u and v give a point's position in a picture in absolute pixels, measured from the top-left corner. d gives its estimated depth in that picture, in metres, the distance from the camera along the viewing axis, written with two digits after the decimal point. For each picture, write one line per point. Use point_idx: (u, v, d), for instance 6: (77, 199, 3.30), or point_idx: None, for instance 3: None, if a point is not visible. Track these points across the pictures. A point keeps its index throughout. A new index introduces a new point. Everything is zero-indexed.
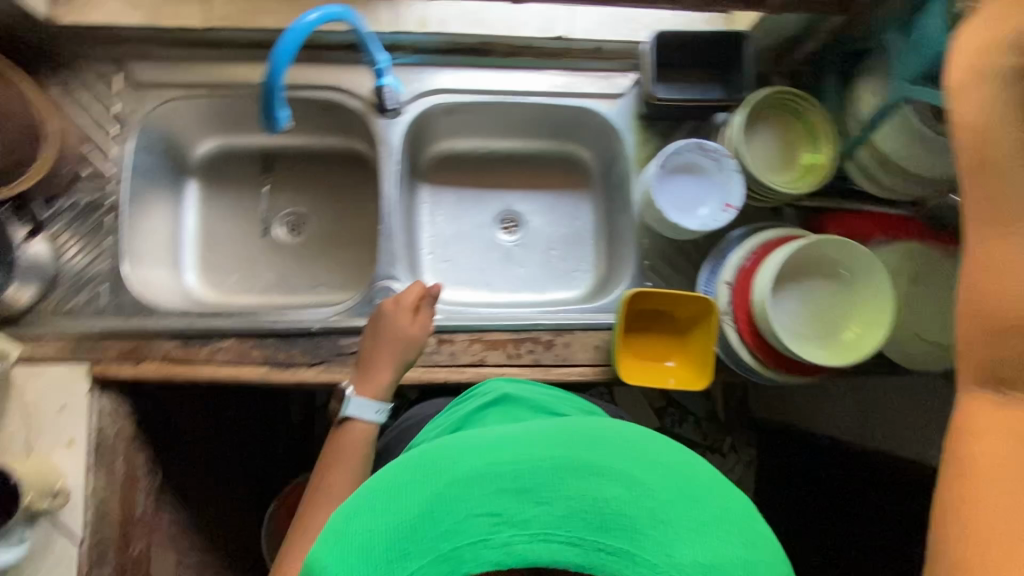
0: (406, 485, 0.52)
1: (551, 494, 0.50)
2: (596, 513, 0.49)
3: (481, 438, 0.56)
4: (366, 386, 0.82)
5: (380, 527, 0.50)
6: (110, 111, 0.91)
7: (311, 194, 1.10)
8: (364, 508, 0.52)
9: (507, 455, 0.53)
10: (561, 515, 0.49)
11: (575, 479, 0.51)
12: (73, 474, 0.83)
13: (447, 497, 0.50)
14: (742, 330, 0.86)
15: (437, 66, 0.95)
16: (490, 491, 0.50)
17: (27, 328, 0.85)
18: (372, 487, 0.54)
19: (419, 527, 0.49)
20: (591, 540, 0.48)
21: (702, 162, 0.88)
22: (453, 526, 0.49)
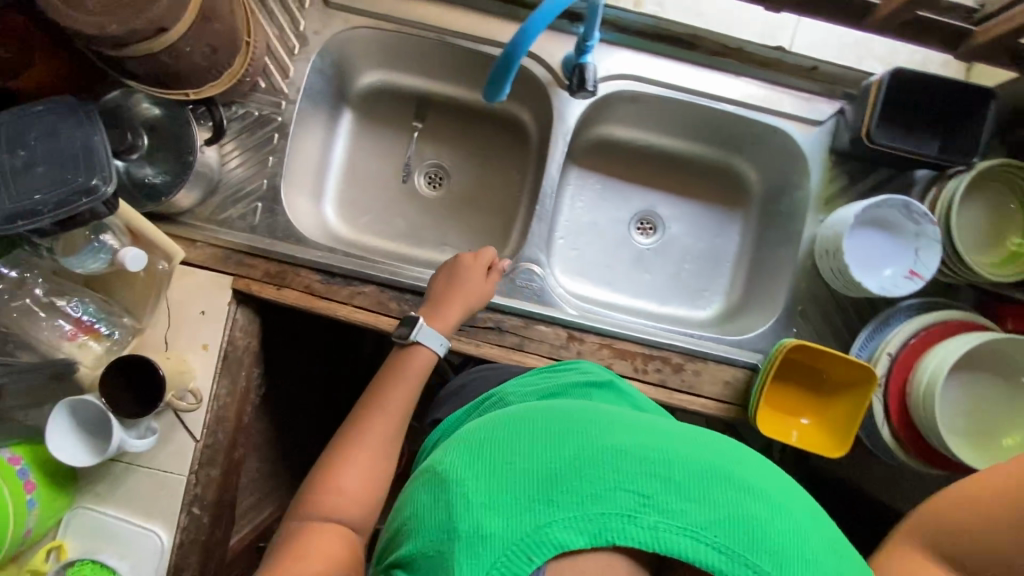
0: (550, 434, 0.51)
1: (700, 494, 0.47)
2: (746, 527, 0.45)
3: (628, 423, 0.54)
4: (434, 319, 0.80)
5: (520, 464, 0.49)
6: (296, 26, 0.88)
7: (457, 150, 1.07)
8: (502, 444, 0.51)
9: (656, 443, 0.51)
10: (707, 517, 0.45)
11: (726, 487, 0.48)
12: (202, 378, 0.86)
13: (593, 457, 0.48)
14: (891, 409, 0.81)
15: (633, 49, 0.89)
16: (639, 470, 0.48)
17: (182, 228, 0.87)
18: (512, 424, 0.53)
19: (563, 477, 0.47)
20: (735, 552, 0.44)
21: (901, 221, 0.81)
22: (594, 486, 0.46)
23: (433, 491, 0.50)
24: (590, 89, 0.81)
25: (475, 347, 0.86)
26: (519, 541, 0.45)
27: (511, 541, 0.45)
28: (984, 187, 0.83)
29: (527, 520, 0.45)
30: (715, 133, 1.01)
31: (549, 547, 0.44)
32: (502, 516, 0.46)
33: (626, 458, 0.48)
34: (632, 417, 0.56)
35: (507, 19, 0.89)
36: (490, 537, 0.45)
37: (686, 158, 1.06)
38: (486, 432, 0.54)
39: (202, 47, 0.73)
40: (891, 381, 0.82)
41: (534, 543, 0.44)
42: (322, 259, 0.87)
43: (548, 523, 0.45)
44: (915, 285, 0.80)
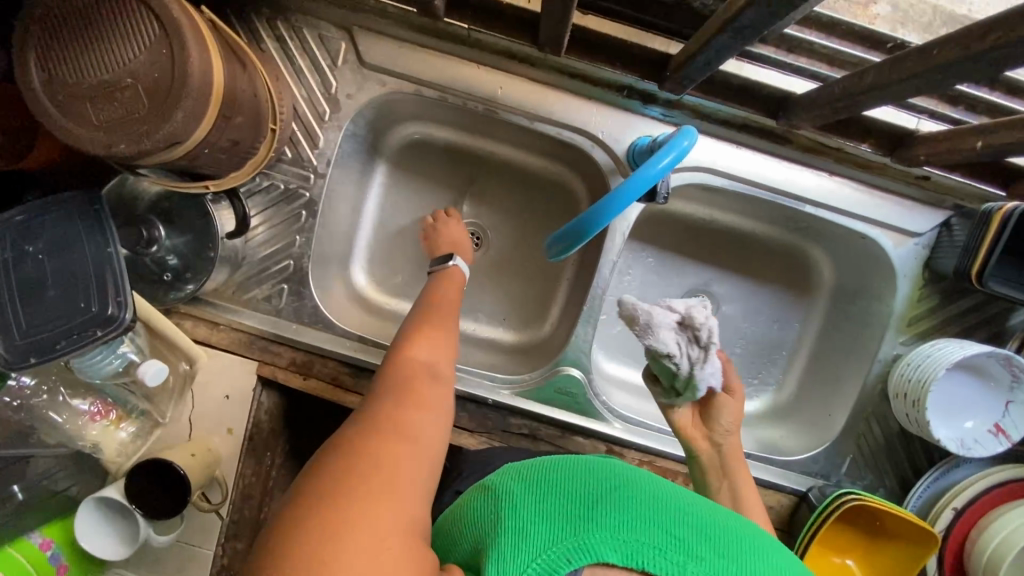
0: (595, 460, 0.45)
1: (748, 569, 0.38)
2: None
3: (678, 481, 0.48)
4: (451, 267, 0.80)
5: (569, 475, 0.43)
6: (328, 90, 0.78)
7: (499, 211, 0.98)
8: (546, 460, 0.46)
9: (704, 505, 0.44)
10: None
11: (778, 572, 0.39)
12: (227, 461, 0.84)
13: (637, 491, 0.41)
14: (945, 564, 0.75)
15: (713, 138, 0.77)
16: (683, 522, 0.40)
17: (205, 308, 0.81)
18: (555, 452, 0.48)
19: (606, 493, 0.41)
20: None
21: (996, 370, 0.73)
22: (634, 517, 0.39)
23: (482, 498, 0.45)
24: (662, 200, 0.70)
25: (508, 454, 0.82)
26: (553, 541, 0.38)
27: (547, 541, 0.38)
28: None
29: (563, 524, 0.39)
30: (791, 220, 0.89)
31: (582, 555, 0.37)
32: (539, 518, 0.40)
33: (671, 503, 0.42)
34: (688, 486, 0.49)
35: (571, 95, 0.77)
36: (525, 539, 0.38)
37: (752, 238, 0.96)
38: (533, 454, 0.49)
39: (222, 144, 0.64)
40: (951, 536, 0.75)
41: (568, 547, 0.37)
42: (351, 351, 0.82)
43: (582, 533, 0.38)
44: (1000, 446, 0.72)
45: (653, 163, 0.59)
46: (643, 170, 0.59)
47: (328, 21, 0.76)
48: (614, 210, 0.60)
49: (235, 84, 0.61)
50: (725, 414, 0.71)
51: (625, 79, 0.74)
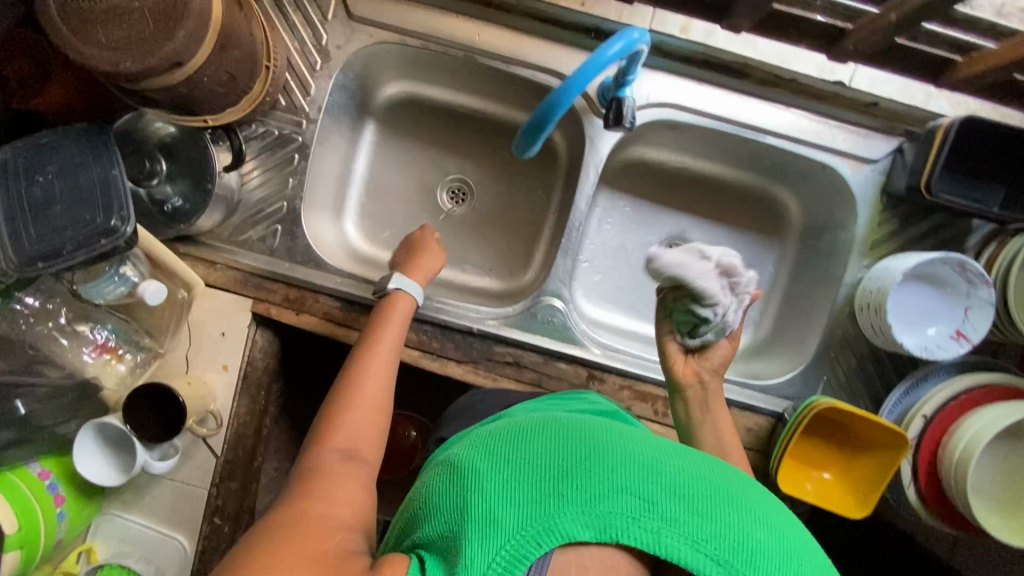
0: (566, 434, 0.50)
1: (705, 508, 0.46)
2: (746, 548, 0.44)
3: (645, 436, 0.53)
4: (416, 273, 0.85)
5: (534, 457, 0.49)
6: (318, 41, 0.84)
7: (482, 166, 1.03)
8: (520, 439, 0.51)
9: (671, 457, 0.49)
10: (712, 532, 0.44)
11: (730, 508, 0.46)
12: (222, 397, 0.87)
13: (599, 455, 0.48)
14: (919, 472, 0.78)
15: (676, 75, 0.83)
16: (645, 478, 0.46)
17: (202, 248, 0.86)
18: (526, 427, 0.53)
19: (575, 474, 0.47)
20: (737, 567, 0.43)
21: (953, 279, 0.76)
22: (603, 489, 0.46)
23: (448, 480, 0.50)
24: (628, 125, 0.76)
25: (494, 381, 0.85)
26: (527, 531, 0.44)
27: (522, 529, 0.44)
28: None
29: (538, 512, 0.45)
30: (759, 161, 0.93)
31: (556, 539, 0.44)
32: (515, 504, 0.45)
33: (640, 465, 0.47)
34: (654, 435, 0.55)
35: (544, 40, 0.83)
36: (503, 525, 0.44)
37: (724, 185, 1.01)
38: (506, 427, 0.54)
39: (221, 75, 0.70)
40: (922, 443, 0.78)
41: (543, 534, 0.44)
42: (341, 286, 0.86)
43: (556, 516, 0.45)
44: (961, 348, 0.75)
45: (603, 49, 0.63)
46: (596, 56, 0.63)
47: None
48: (569, 97, 0.64)
49: (233, 18, 0.68)
50: (715, 356, 0.77)
51: (594, 22, 0.82)
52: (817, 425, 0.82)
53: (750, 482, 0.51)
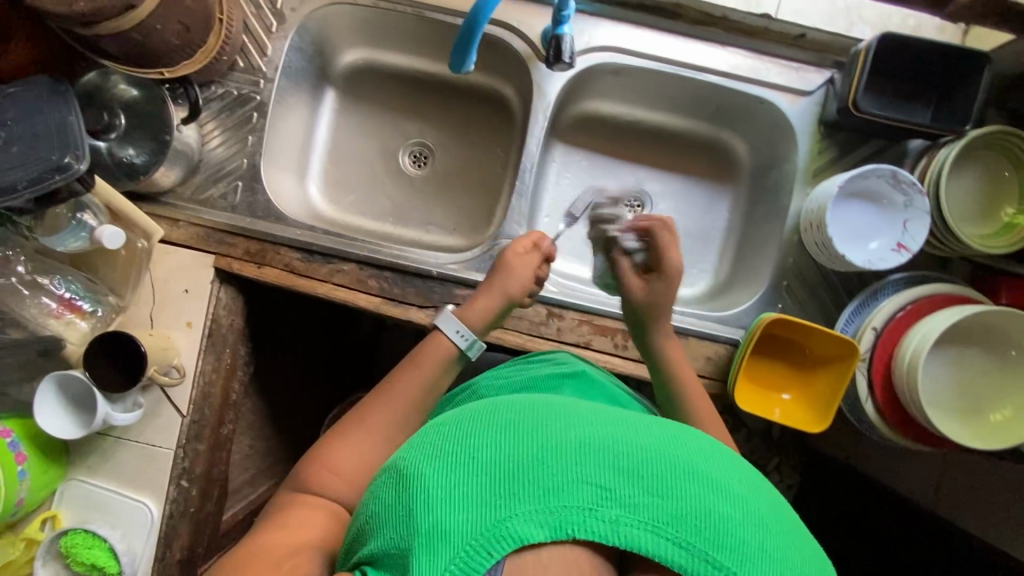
0: (513, 426, 0.47)
1: (663, 488, 0.44)
2: (707, 522, 0.43)
3: (597, 412, 0.51)
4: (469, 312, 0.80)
5: (480, 456, 0.45)
6: (274, 5, 0.89)
7: (441, 128, 1.06)
8: (466, 435, 0.47)
9: (624, 435, 0.47)
10: (669, 513, 0.43)
11: (688, 484, 0.45)
12: (187, 353, 0.87)
13: (552, 448, 0.45)
14: (875, 385, 0.80)
15: (613, 20, 0.88)
16: (600, 466, 0.44)
17: (164, 207, 0.88)
18: (471, 419, 0.49)
19: (526, 471, 0.44)
20: (696, 545, 0.42)
21: (890, 194, 0.79)
22: (557, 486, 0.43)
23: (393, 488, 0.46)
24: (568, 61, 0.79)
25: (456, 324, 0.86)
26: (480, 538, 0.42)
27: (474, 537, 0.42)
28: (978, 154, 0.79)
29: (490, 514, 0.43)
30: (704, 105, 0.97)
31: (511, 542, 0.42)
32: (466, 511, 0.43)
33: (593, 453, 0.45)
34: (607, 410, 0.52)
35: None
36: (455, 534, 0.42)
37: (674, 134, 1.03)
38: (451, 421, 0.50)
39: (174, 26, 0.73)
40: (876, 357, 0.80)
41: (497, 539, 0.42)
42: (301, 237, 0.88)
43: (509, 519, 0.42)
44: (902, 258, 0.78)
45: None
46: None
47: None
48: None
49: None
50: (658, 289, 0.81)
51: None
52: (773, 348, 0.84)
53: (707, 447, 0.49)
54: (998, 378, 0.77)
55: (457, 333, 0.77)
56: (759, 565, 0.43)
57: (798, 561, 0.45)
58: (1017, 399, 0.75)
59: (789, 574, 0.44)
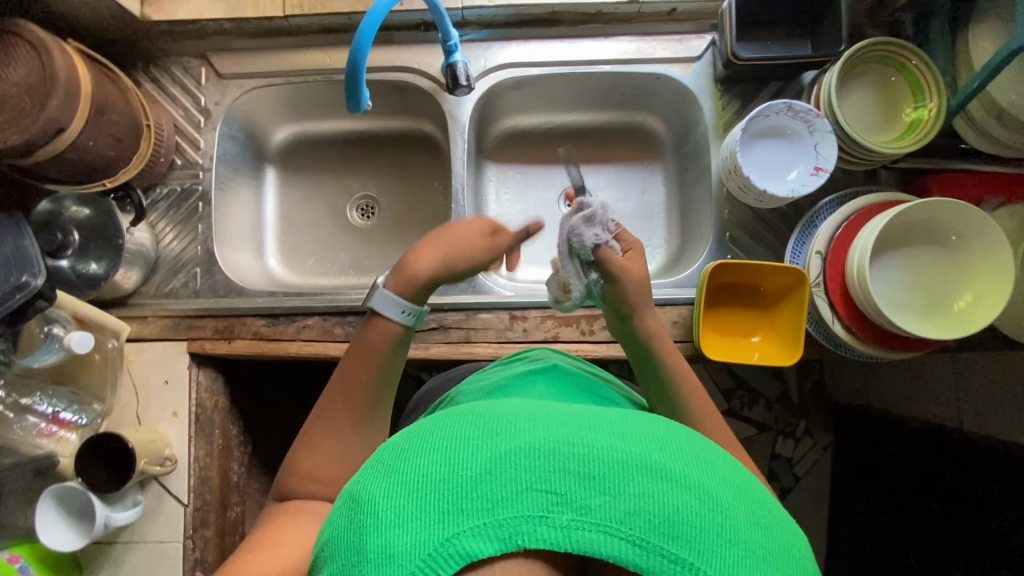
0: (463, 437, 0.43)
1: (617, 485, 0.39)
2: (666, 517, 0.39)
3: (556, 410, 0.46)
4: (396, 281, 0.66)
5: (427, 473, 0.41)
6: (199, 104, 0.97)
7: (380, 178, 1.11)
8: (414, 450, 0.43)
9: (580, 429, 0.43)
10: (625, 512, 0.39)
11: (646, 477, 0.40)
12: (178, 442, 0.89)
13: (500, 457, 0.41)
14: (836, 305, 0.80)
15: (503, 40, 0.95)
16: (549, 468, 0.40)
17: (131, 309, 0.92)
18: (422, 430, 0.45)
19: (471, 483, 0.40)
20: (653, 544, 0.38)
21: (792, 124, 0.83)
22: (504, 497, 0.39)
23: (346, 512, 0.43)
24: (466, 84, 0.90)
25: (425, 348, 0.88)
26: (424, 558, 0.38)
27: (418, 559, 0.38)
28: (855, 76, 0.85)
29: (433, 532, 0.39)
30: (610, 94, 1.02)
31: (457, 560, 0.38)
32: (408, 532, 0.39)
33: (543, 454, 0.40)
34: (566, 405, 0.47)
35: (385, 46, 0.96)
36: (398, 558, 0.38)
37: (594, 129, 1.08)
38: (402, 436, 0.46)
39: (106, 139, 0.81)
40: (828, 278, 0.81)
41: (441, 557, 0.38)
42: (265, 304, 0.92)
43: (453, 536, 0.39)
44: (820, 178, 0.81)
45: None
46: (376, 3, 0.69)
47: (188, 56, 0.97)
48: (368, 32, 0.67)
49: (103, 88, 0.79)
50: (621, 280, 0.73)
51: (418, 17, 0.94)
52: (732, 295, 0.87)
53: (673, 435, 0.44)
54: (954, 268, 0.78)
55: (396, 312, 0.65)
56: (726, 560, 0.38)
57: (774, 551, 0.40)
58: (977, 284, 0.76)
59: (762, 562, 0.39)
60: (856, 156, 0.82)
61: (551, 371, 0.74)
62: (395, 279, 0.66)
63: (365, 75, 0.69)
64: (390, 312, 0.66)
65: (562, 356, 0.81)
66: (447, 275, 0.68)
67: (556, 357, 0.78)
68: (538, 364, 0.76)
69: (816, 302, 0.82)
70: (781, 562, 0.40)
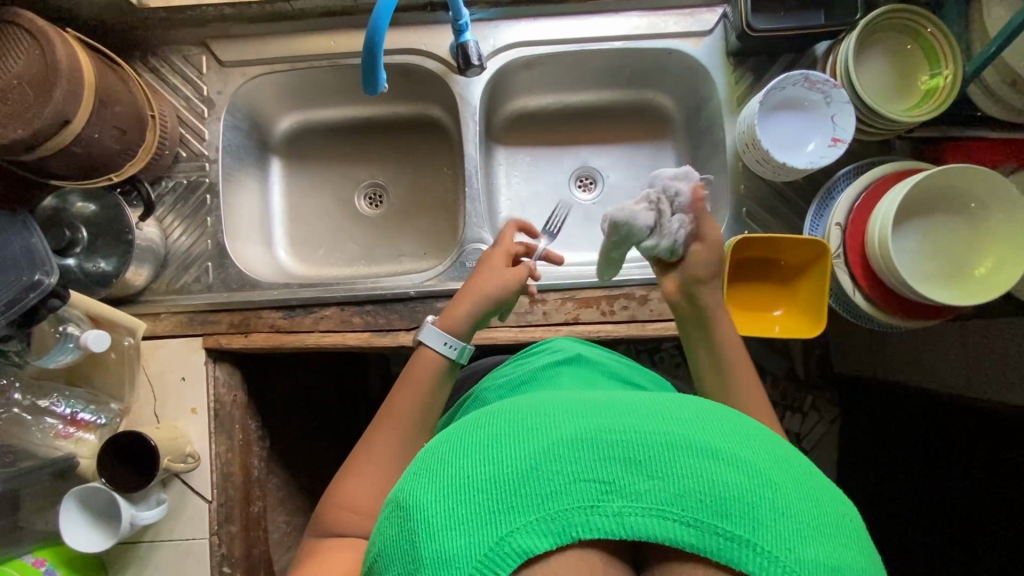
0: (504, 435, 0.43)
1: (663, 468, 0.40)
2: (718, 495, 0.39)
3: (591, 402, 0.46)
4: (448, 318, 0.75)
5: (473, 472, 0.41)
6: (201, 93, 0.94)
7: (387, 165, 1.10)
8: (456, 453, 0.43)
9: (618, 416, 0.43)
10: (676, 494, 0.39)
11: (691, 457, 0.40)
12: (198, 439, 0.87)
13: (544, 451, 0.41)
14: (856, 275, 0.80)
15: (510, 19, 0.94)
16: (595, 456, 0.40)
17: (142, 307, 0.90)
18: (461, 433, 0.45)
19: (518, 478, 0.40)
20: (709, 524, 0.38)
21: (809, 96, 0.83)
22: (553, 489, 0.39)
23: (390, 521, 0.43)
24: (477, 63, 0.90)
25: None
26: (480, 559, 0.38)
27: (473, 560, 0.38)
28: (872, 45, 0.85)
29: (487, 531, 0.39)
30: (619, 71, 1.01)
31: (513, 559, 0.38)
32: (461, 533, 0.39)
33: (587, 444, 0.41)
34: (598, 397, 0.48)
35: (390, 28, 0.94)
36: (452, 561, 0.37)
37: (603, 108, 1.07)
38: (441, 441, 0.46)
39: (111, 131, 0.78)
40: (849, 249, 0.81)
41: (497, 556, 0.38)
42: (278, 296, 0.90)
43: (508, 533, 0.38)
44: (839, 149, 0.81)
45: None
46: None
47: (187, 44, 0.95)
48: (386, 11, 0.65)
49: (106, 79, 0.77)
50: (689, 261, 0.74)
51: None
52: (749, 270, 0.87)
53: (709, 414, 0.45)
54: (971, 236, 0.79)
55: (441, 345, 0.73)
56: (786, 534, 0.38)
57: (829, 522, 0.39)
58: (995, 248, 0.76)
59: (818, 532, 0.39)
60: (875, 125, 0.82)
61: (578, 362, 0.73)
62: (448, 315, 0.75)
63: (383, 58, 0.67)
64: (437, 346, 0.73)
65: (587, 347, 0.80)
66: (484, 303, 0.75)
67: (578, 347, 0.78)
68: (562, 355, 0.75)
69: (838, 275, 0.82)
70: (837, 532, 0.40)
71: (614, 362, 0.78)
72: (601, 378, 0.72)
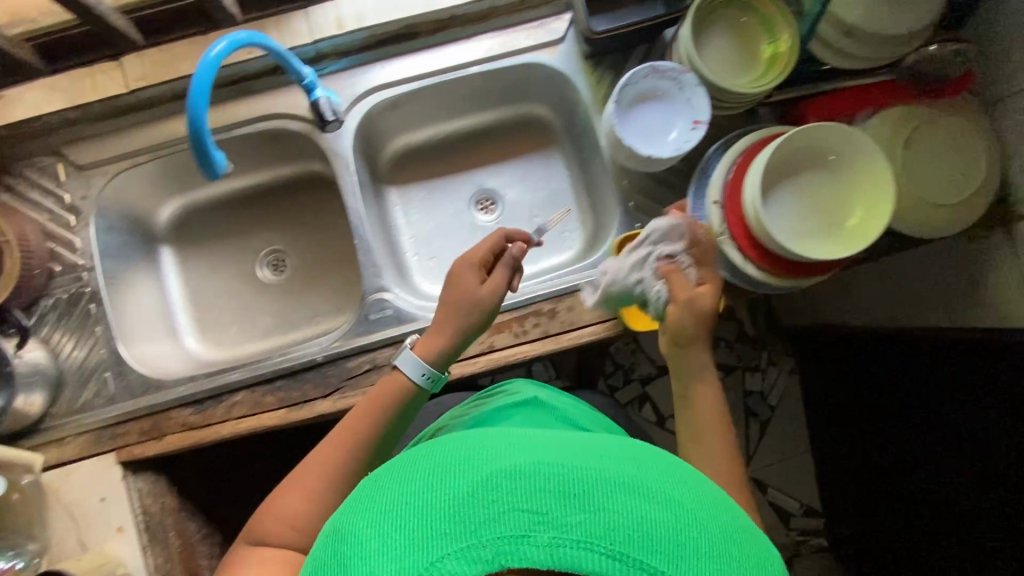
0: (449, 463, 0.42)
1: (594, 502, 0.39)
2: (641, 533, 0.38)
3: (535, 438, 0.46)
4: (424, 347, 0.75)
5: (415, 500, 0.40)
6: (64, 201, 0.91)
7: (283, 228, 1.07)
8: (407, 479, 0.43)
9: (566, 452, 0.43)
10: (605, 529, 0.38)
11: (624, 493, 0.40)
12: (131, 556, 0.80)
13: (491, 483, 0.40)
14: (742, 245, 0.80)
15: (366, 65, 0.94)
16: (533, 488, 0.39)
17: (45, 434, 0.87)
18: (411, 460, 0.45)
19: (459, 505, 0.39)
20: (635, 560, 0.37)
21: (662, 85, 0.85)
22: (487, 522, 0.38)
23: (329, 548, 0.41)
24: (334, 118, 0.91)
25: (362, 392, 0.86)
26: None
27: None
28: (712, 24, 0.87)
29: (418, 558, 0.37)
30: (489, 91, 1.01)
31: None
32: (393, 560, 0.38)
33: (528, 475, 0.40)
34: (538, 435, 0.47)
35: (248, 96, 0.94)
36: None
37: (485, 130, 1.07)
38: (390, 470, 0.45)
39: None
40: (730, 223, 0.81)
41: None
42: (185, 391, 0.88)
43: (438, 559, 0.37)
44: (700, 132, 0.82)
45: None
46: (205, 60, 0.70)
47: (41, 156, 0.92)
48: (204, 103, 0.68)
49: None
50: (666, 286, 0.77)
51: (261, 60, 0.91)
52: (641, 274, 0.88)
53: (650, 459, 0.45)
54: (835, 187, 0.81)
55: (418, 375, 0.73)
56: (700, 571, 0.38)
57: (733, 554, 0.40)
58: (866, 197, 0.78)
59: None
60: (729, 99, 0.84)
61: (530, 404, 0.72)
62: (423, 346, 0.75)
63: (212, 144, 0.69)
64: (414, 376, 0.74)
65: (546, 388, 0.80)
66: (460, 333, 0.75)
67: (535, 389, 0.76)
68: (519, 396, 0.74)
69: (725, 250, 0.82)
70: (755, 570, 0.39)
71: (569, 404, 0.76)
72: (553, 421, 0.70)
